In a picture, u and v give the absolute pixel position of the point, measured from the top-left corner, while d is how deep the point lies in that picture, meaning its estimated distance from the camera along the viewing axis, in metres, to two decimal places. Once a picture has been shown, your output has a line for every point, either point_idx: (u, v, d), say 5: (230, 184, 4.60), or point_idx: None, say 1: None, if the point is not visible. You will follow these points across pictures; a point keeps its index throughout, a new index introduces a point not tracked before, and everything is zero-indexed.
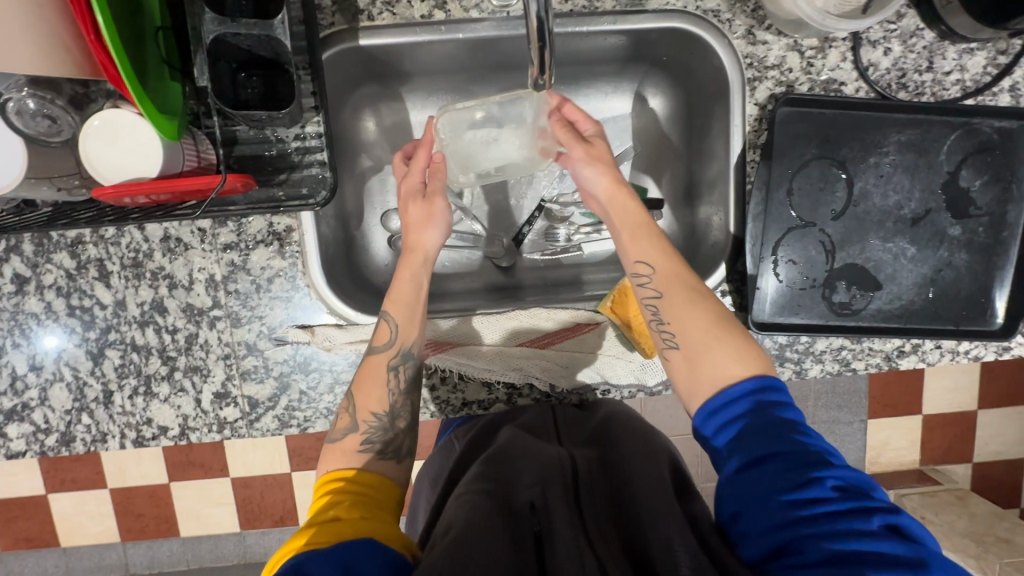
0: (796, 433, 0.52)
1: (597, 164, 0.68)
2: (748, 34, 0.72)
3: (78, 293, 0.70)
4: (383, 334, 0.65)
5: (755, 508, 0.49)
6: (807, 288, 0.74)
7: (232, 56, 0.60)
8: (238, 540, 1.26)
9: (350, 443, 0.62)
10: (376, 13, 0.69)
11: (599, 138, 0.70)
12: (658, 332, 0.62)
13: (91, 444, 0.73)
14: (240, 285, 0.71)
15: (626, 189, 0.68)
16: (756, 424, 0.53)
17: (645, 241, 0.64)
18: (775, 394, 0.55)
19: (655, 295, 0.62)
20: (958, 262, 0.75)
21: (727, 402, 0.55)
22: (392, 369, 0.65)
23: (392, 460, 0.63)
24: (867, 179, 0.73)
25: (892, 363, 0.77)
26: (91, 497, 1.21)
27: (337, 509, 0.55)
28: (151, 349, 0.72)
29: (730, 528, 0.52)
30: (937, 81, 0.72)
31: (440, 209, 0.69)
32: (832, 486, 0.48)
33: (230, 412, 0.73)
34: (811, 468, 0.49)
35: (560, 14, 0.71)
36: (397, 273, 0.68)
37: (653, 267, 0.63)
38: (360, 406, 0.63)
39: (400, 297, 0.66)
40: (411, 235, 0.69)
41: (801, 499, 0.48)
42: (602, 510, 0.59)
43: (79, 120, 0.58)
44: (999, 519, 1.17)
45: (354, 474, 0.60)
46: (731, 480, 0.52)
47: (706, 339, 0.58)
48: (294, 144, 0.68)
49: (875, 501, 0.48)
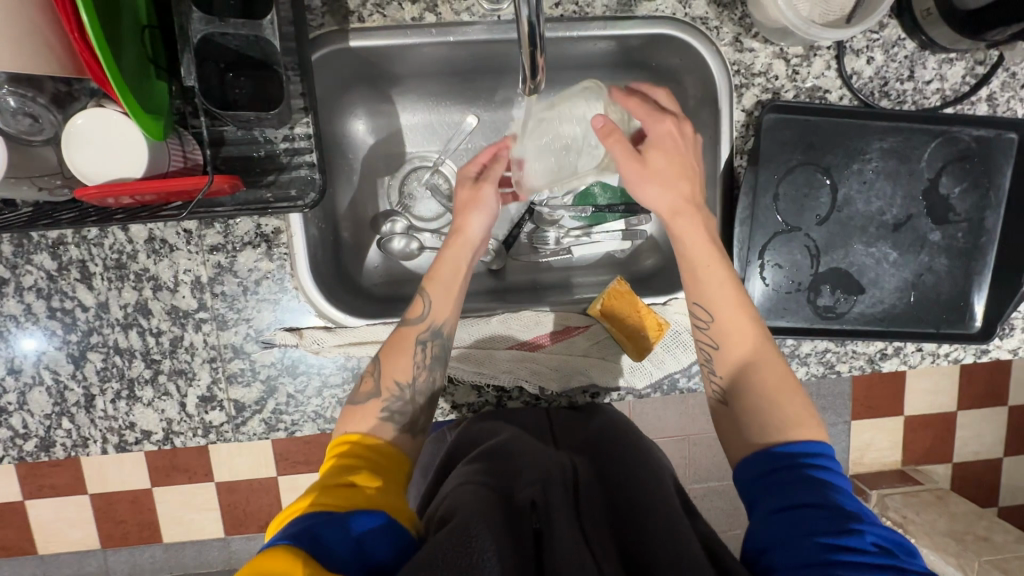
0: (834, 490, 0.52)
1: (652, 185, 0.66)
2: (735, 41, 0.73)
3: (59, 295, 0.69)
4: (417, 308, 0.67)
5: (785, 545, 0.49)
6: (792, 291, 0.75)
7: (221, 56, 0.60)
8: (222, 546, 1.24)
9: (370, 408, 0.62)
10: (366, 14, 0.69)
11: (653, 147, 0.68)
12: (710, 379, 0.65)
13: (71, 449, 0.71)
14: (227, 288, 0.70)
15: (683, 217, 0.65)
16: (799, 479, 0.53)
17: (709, 283, 0.64)
18: (823, 462, 0.55)
19: (712, 345, 0.64)
20: (938, 267, 0.76)
21: (776, 460, 0.56)
22: (421, 343, 0.66)
23: (406, 432, 0.62)
24: (851, 185, 0.75)
25: (875, 366, 0.79)
26: (69, 503, 1.18)
27: (348, 476, 0.54)
28: (135, 352, 0.70)
29: (755, 563, 0.51)
30: (918, 90, 0.74)
31: (487, 196, 0.72)
32: (871, 541, 0.47)
33: (216, 416, 0.72)
34: (849, 520, 0.49)
35: (551, 19, 0.71)
36: (441, 253, 0.70)
37: (712, 315, 0.64)
38: (385, 372, 0.64)
39: (438, 276, 0.69)
40: (459, 218, 0.72)
41: (837, 544, 0.47)
42: (603, 528, 0.58)
43: (61, 119, 0.57)
44: (978, 518, 1.19)
45: (365, 438, 0.60)
46: (765, 519, 0.52)
47: (765, 399, 0.60)
48: (283, 145, 0.67)
49: (909, 564, 0.47)
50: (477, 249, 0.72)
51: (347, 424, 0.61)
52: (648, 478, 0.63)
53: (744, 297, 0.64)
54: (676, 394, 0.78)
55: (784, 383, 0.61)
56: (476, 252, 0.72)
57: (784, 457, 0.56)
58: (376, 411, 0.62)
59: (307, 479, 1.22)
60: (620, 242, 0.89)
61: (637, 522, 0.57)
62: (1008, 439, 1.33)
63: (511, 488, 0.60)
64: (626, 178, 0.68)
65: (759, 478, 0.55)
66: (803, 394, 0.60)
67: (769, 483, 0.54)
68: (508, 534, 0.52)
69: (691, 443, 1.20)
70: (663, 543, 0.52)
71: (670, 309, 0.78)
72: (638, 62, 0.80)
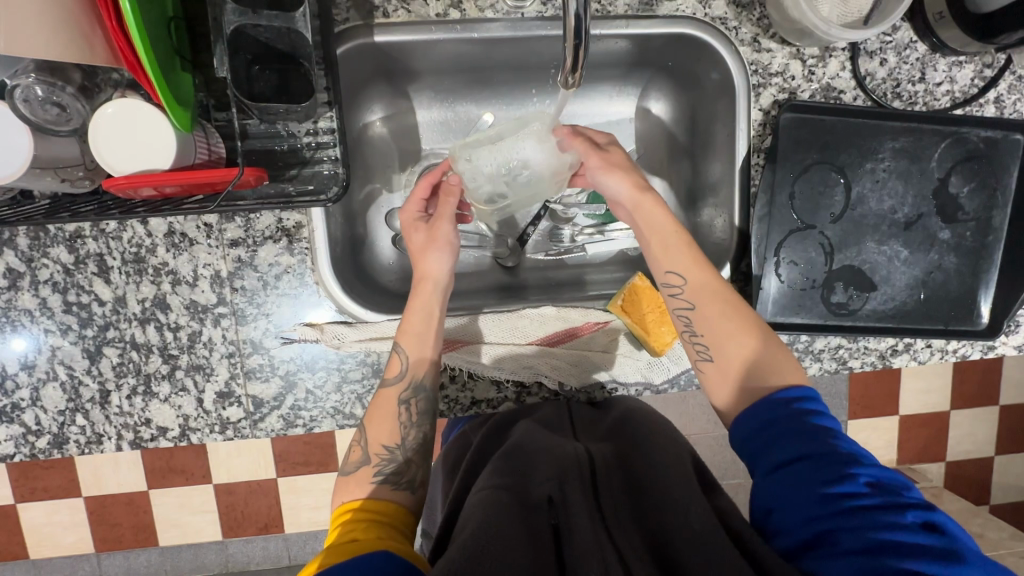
0: (830, 436, 0.54)
1: (615, 172, 0.70)
2: (753, 42, 0.74)
3: (76, 289, 0.68)
4: (394, 366, 0.67)
5: (788, 504, 0.52)
6: (807, 288, 0.76)
7: (250, 48, 0.60)
8: (221, 549, 1.22)
9: (362, 475, 0.64)
10: (391, 10, 0.69)
11: (615, 146, 0.73)
12: (691, 342, 0.66)
13: (84, 446, 0.70)
14: (246, 282, 0.70)
15: (650, 196, 0.69)
16: (790, 428, 0.55)
17: (676, 252, 0.66)
18: (810, 403, 0.58)
19: (688, 306, 0.66)
20: (947, 264, 0.78)
21: (758, 413, 0.58)
22: (403, 403, 0.66)
23: (405, 490, 0.64)
24: (864, 184, 0.76)
25: (886, 362, 0.80)
26: (66, 506, 1.16)
27: (350, 535, 0.57)
28: (152, 347, 0.70)
29: (766, 523, 0.54)
30: (929, 92, 0.76)
31: (444, 234, 0.71)
32: (864, 482, 0.50)
33: (233, 413, 0.71)
34: (843, 465, 0.51)
35: (595, 16, 0.72)
36: (410, 303, 0.70)
37: (684, 278, 0.66)
38: (372, 439, 0.65)
39: (411, 328, 0.68)
40: (418, 261, 0.71)
41: (835, 493, 0.50)
42: (624, 510, 0.60)
43: (89, 110, 0.56)
44: (973, 515, 1.21)
45: (365, 502, 0.61)
46: (766, 480, 0.55)
47: (740, 349, 0.62)
48: (305, 139, 0.67)
49: (907, 498, 0.49)
50: (447, 287, 0.71)
51: (344, 494, 0.63)
52: (665, 455, 0.64)
53: (704, 257, 0.67)
54: (692, 389, 0.79)
55: (769, 350, 0.62)
56: (447, 291, 0.71)
57: (775, 414, 0.57)
58: (367, 478, 0.63)
59: (309, 480, 1.20)
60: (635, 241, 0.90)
61: (653, 507, 0.59)
62: (1002, 438, 1.36)
63: (527, 486, 0.60)
64: (591, 167, 0.71)
65: (753, 434, 0.58)
66: (775, 336, 0.64)
67: (762, 439, 0.57)
68: (522, 541, 0.53)
69: (694, 443, 1.20)
70: (678, 525, 0.54)
71: None
72: (653, 61, 0.81)
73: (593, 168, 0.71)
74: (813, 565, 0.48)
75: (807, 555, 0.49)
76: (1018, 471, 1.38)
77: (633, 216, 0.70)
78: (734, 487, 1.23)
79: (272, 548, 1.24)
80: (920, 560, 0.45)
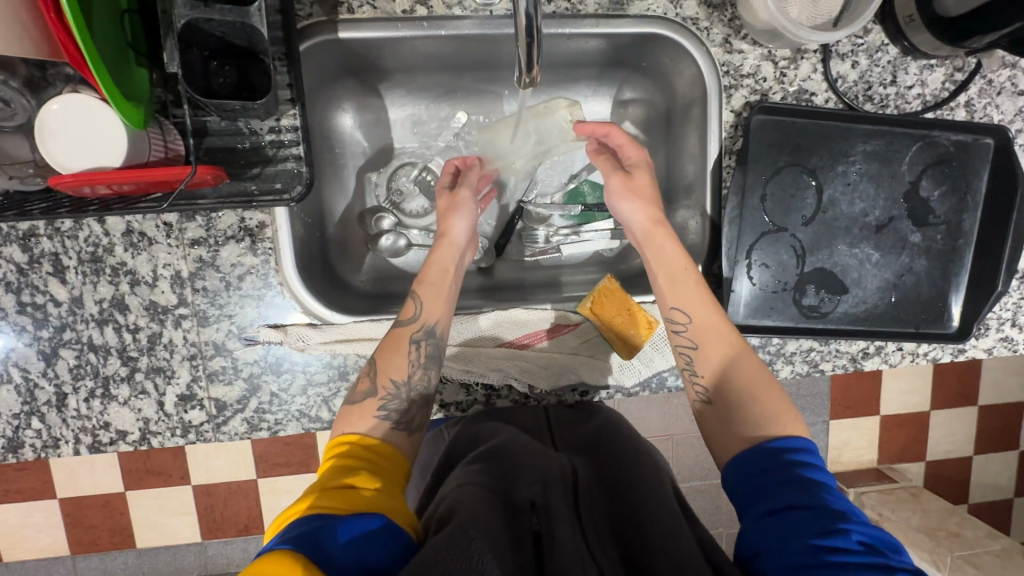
0: (823, 489, 0.53)
1: (633, 199, 0.72)
2: (725, 43, 0.73)
3: (30, 289, 0.66)
4: (408, 310, 0.67)
5: (776, 548, 0.50)
6: (779, 291, 0.76)
7: (204, 43, 0.58)
8: (198, 551, 1.21)
9: (366, 408, 0.62)
10: (356, 6, 0.68)
11: (640, 168, 0.74)
12: (690, 380, 0.66)
13: (41, 451, 0.68)
14: (208, 283, 0.68)
15: (663, 229, 0.70)
16: (785, 478, 0.54)
17: (684, 288, 0.67)
18: (808, 456, 0.57)
19: (690, 345, 0.66)
20: (918, 268, 0.78)
21: (756, 459, 0.57)
22: (415, 343, 0.66)
23: (402, 432, 0.62)
24: (835, 187, 0.76)
25: (857, 365, 0.80)
26: (36, 508, 1.14)
27: (348, 479, 0.54)
28: (110, 349, 0.68)
29: (749, 567, 0.52)
30: (900, 95, 0.76)
31: (465, 199, 0.75)
32: (856, 540, 0.48)
33: (196, 415, 0.70)
34: (835, 519, 0.50)
35: (545, 15, 0.71)
36: (429, 256, 0.72)
37: (689, 317, 0.66)
38: (381, 370, 0.64)
39: (430, 279, 0.70)
40: (442, 222, 0.74)
41: (824, 545, 0.48)
42: (605, 532, 0.58)
43: (35, 104, 0.55)
44: (949, 515, 1.22)
45: (368, 441, 0.60)
46: (755, 522, 0.53)
47: (739, 391, 0.62)
48: (268, 137, 0.65)
49: (896, 562, 0.48)
50: (462, 250, 0.73)
51: (344, 425, 0.61)
52: (649, 479, 0.62)
53: (712, 297, 0.67)
54: (664, 392, 0.79)
55: (768, 396, 0.61)
56: (463, 253, 0.74)
57: (766, 457, 0.57)
58: (373, 410, 0.62)
59: (287, 481, 1.19)
60: (609, 241, 0.88)
61: (633, 519, 0.58)
62: (978, 438, 1.37)
63: (510, 489, 0.59)
64: (610, 187, 0.74)
65: (747, 479, 0.56)
66: (780, 389, 0.62)
67: (755, 487, 0.55)
68: (505, 538, 0.52)
69: (675, 443, 1.20)
70: (662, 542, 0.53)
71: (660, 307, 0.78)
72: (627, 60, 0.81)
73: (611, 191, 0.73)
74: None
75: None
76: (994, 471, 1.39)
77: (642, 245, 0.72)
78: (715, 488, 1.23)
79: (250, 549, 1.23)
80: None
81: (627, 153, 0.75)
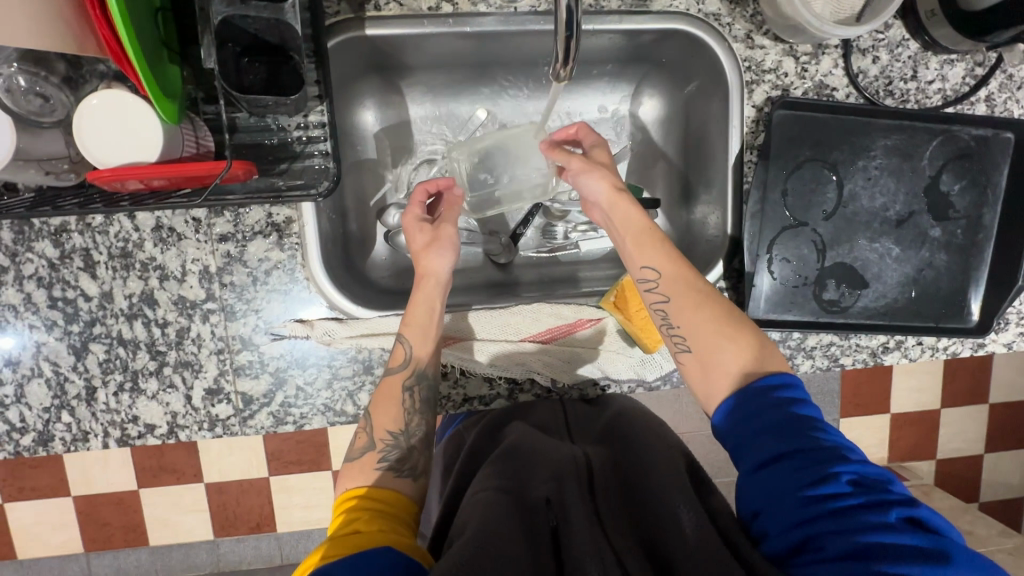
0: (813, 431, 0.54)
1: (594, 173, 0.69)
2: (747, 38, 0.74)
3: (61, 284, 0.67)
4: (398, 355, 0.67)
5: (774, 506, 0.51)
6: (799, 286, 0.76)
7: (237, 40, 0.59)
8: (213, 548, 1.21)
9: (366, 461, 0.63)
10: (382, 3, 0.68)
11: (598, 147, 0.73)
12: (669, 336, 0.65)
13: (70, 444, 0.69)
14: (236, 277, 0.69)
15: (626, 196, 0.69)
16: (772, 424, 0.55)
17: (651, 247, 0.66)
18: (790, 393, 0.57)
19: (664, 300, 0.65)
20: (938, 262, 0.78)
21: (741, 408, 0.57)
22: (408, 389, 0.67)
23: (409, 478, 0.64)
24: (855, 182, 0.76)
25: (877, 359, 0.81)
26: (53, 505, 1.15)
27: (353, 527, 0.56)
28: (139, 343, 0.69)
29: (753, 526, 0.53)
30: (920, 90, 0.76)
31: (446, 235, 0.72)
32: (847, 480, 0.50)
33: (223, 410, 0.70)
34: (825, 463, 0.51)
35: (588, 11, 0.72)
36: (411, 296, 0.70)
37: (659, 272, 0.65)
38: (376, 424, 0.65)
39: (415, 319, 0.69)
40: (420, 258, 0.71)
41: (817, 495, 0.49)
42: (619, 516, 0.61)
43: (72, 99, 0.56)
44: (963, 512, 1.22)
45: (374, 492, 0.61)
46: (750, 479, 0.54)
47: (714, 336, 0.62)
48: (296, 133, 0.66)
49: (891, 495, 0.49)
50: (448, 286, 0.72)
51: (348, 482, 0.63)
52: (664, 468, 0.62)
53: (677, 253, 0.67)
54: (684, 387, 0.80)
55: (740, 334, 0.62)
56: (448, 289, 0.72)
57: (751, 407, 0.57)
58: (371, 466, 0.63)
59: (302, 478, 1.19)
60: None
61: (649, 509, 0.59)
62: (991, 436, 1.37)
63: (525, 487, 0.61)
64: (573, 168, 0.71)
65: (736, 432, 0.57)
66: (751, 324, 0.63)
67: (742, 439, 0.56)
68: (520, 537, 0.53)
69: (688, 441, 1.20)
70: (672, 526, 0.54)
71: None
72: (646, 57, 0.81)
73: (572, 171, 0.70)
74: (800, 571, 0.47)
75: (796, 562, 0.48)
76: (1007, 468, 1.39)
77: (609, 218, 0.70)
78: (727, 485, 1.23)
79: (264, 546, 1.23)
80: (910, 559, 0.44)
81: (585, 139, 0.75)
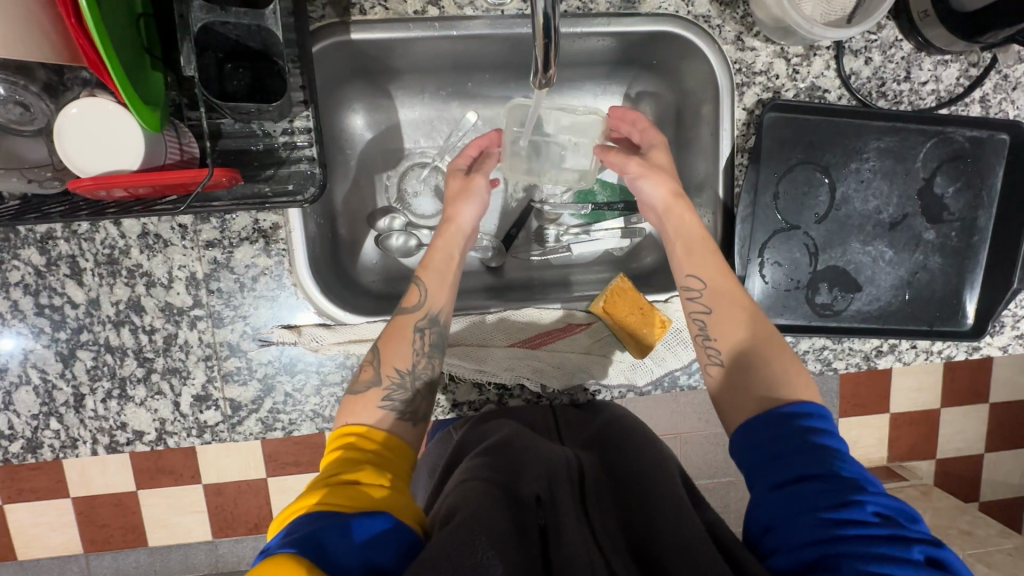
0: (836, 459, 0.52)
1: (653, 177, 0.72)
2: (737, 40, 0.73)
3: (48, 291, 0.67)
4: (413, 296, 0.67)
5: (789, 522, 0.49)
6: (791, 289, 0.76)
7: (219, 46, 0.59)
8: (210, 550, 1.21)
9: (372, 397, 0.62)
10: (368, 7, 0.68)
11: (655, 151, 0.75)
12: (703, 346, 0.65)
13: (59, 451, 0.69)
14: (222, 284, 0.69)
15: (684, 203, 0.70)
16: (798, 447, 0.53)
17: (700, 257, 0.67)
18: (821, 421, 0.56)
19: (705, 311, 0.65)
20: (932, 264, 0.77)
21: (772, 429, 0.56)
22: (419, 330, 0.66)
23: (409, 421, 0.62)
24: (848, 184, 0.75)
25: (871, 363, 0.79)
26: (50, 508, 1.15)
27: (353, 474, 0.54)
28: (127, 350, 0.69)
29: (761, 543, 0.51)
30: (914, 91, 0.75)
31: (478, 186, 0.74)
32: (872, 511, 0.48)
33: (211, 416, 0.70)
34: (848, 491, 0.49)
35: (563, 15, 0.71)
36: (433, 243, 0.72)
37: (705, 283, 0.66)
38: (384, 360, 0.64)
39: (433, 266, 0.70)
40: (450, 208, 0.74)
41: (839, 519, 0.47)
42: (613, 525, 0.59)
43: (54, 108, 0.56)
44: (961, 511, 1.22)
45: (375, 433, 0.59)
46: (767, 498, 0.52)
47: (751, 349, 0.62)
48: (281, 139, 0.66)
49: (914, 532, 0.47)
50: (468, 237, 0.74)
51: (348, 415, 0.61)
52: (660, 479, 0.60)
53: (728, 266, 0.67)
54: (676, 391, 0.79)
55: (771, 345, 0.62)
56: (467, 240, 0.74)
57: (781, 429, 0.55)
58: (376, 400, 0.61)
59: (297, 480, 1.19)
60: (619, 240, 0.88)
61: (645, 517, 0.57)
62: (990, 436, 1.36)
63: (516, 483, 0.59)
64: (630, 172, 0.73)
65: (760, 450, 0.55)
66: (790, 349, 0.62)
67: (766, 457, 0.54)
68: (510, 533, 0.51)
69: (684, 442, 1.19)
70: (668, 530, 0.53)
71: (672, 306, 0.79)
72: (637, 59, 0.80)
73: (631, 174, 0.73)
74: None
75: None
76: (1006, 469, 1.38)
77: (663, 222, 0.72)
78: (724, 486, 1.22)
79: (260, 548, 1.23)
80: None
81: (643, 137, 0.76)
